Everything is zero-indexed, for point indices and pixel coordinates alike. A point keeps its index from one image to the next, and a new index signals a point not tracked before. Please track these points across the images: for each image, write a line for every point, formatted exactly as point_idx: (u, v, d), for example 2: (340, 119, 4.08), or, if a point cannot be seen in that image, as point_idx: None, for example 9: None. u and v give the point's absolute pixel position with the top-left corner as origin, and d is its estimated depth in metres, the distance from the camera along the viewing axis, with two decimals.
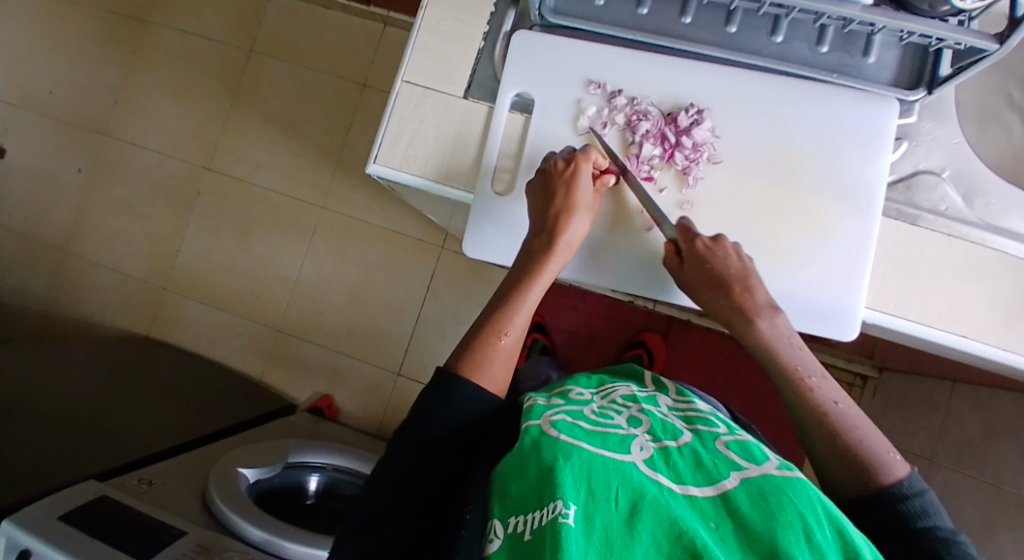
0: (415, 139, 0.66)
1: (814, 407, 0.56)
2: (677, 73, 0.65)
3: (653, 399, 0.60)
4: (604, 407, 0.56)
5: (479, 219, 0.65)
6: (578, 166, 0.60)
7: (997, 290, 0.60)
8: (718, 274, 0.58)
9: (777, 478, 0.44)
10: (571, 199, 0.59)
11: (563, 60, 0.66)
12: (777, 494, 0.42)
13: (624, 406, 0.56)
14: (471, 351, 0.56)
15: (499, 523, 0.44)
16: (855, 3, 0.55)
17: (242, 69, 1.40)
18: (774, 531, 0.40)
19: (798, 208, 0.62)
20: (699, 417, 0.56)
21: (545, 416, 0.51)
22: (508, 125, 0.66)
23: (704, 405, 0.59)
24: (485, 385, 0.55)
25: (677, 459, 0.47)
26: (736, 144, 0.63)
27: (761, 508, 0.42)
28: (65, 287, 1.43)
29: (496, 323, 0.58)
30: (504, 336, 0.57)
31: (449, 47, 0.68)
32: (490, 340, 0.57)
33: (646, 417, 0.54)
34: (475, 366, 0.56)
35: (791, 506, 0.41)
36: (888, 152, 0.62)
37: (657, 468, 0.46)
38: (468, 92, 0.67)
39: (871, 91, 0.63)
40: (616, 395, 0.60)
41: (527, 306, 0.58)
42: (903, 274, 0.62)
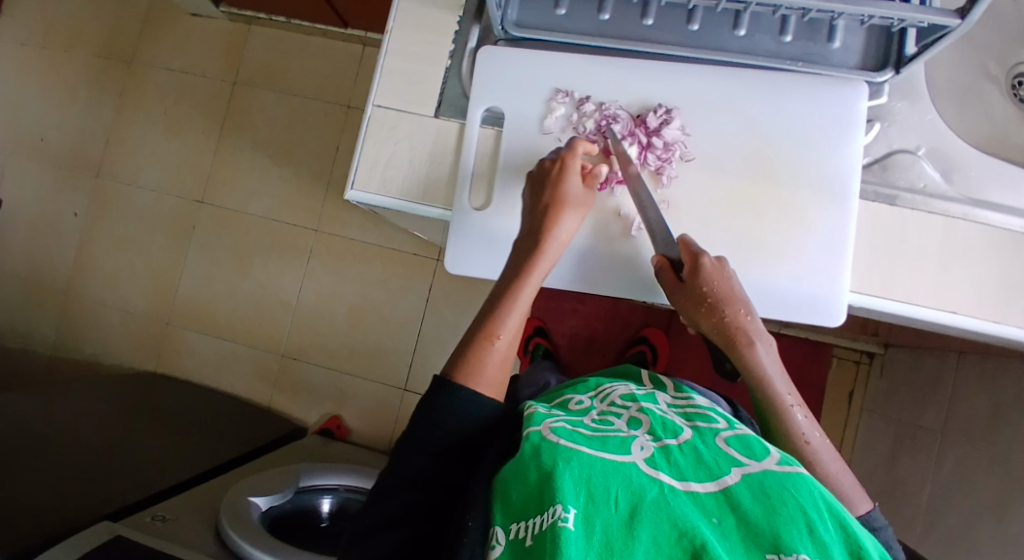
0: (390, 162, 0.67)
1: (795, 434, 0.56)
2: (645, 74, 0.65)
3: (652, 395, 0.57)
4: (603, 412, 0.54)
5: (458, 234, 0.65)
6: (568, 160, 0.60)
7: (980, 262, 0.60)
8: (719, 296, 0.58)
9: (778, 472, 0.43)
10: (561, 196, 0.59)
11: (532, 72, 0.67)
12: (778, 488, 0.41)
13: (623, 408, 0.54)
14: (467, 353, 0.56)
15: (501, 530, 0.43)
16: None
17: (229, 101, 1.42)
18: (776, 526, 0.39)
19: (774, 201, 0.62)
20: (699, 412, 0.53)
21: (544, 421, 0.50)
22: (481, 141, 0.67)
23: (704, 399, 0.56)
24: (482, 389, 0.55)
25: (678, 456, 0.45)
26: (707, 140, 0.63)
27: (763, 503, 0.41)
28: (72, 329, 1.45)
29: (489, 327, 0.57)
30: (497, 339, 0.56)
31: (417, 68, 0.68)
32: (482, 344, 0.56)
33: (645, 416, 0.52)
34: (471, 372, 0.55)
35: (793, 501, 0.40)
36: (860, 136, 0.62)
37: (658, 466, 0.44)
38: (439, 111, 0.68)
39: (838, 77, 0.63)
40: (615, 395, 0.58)
41: (519, 305, 0.58)
42: (884, 258, 0.61)
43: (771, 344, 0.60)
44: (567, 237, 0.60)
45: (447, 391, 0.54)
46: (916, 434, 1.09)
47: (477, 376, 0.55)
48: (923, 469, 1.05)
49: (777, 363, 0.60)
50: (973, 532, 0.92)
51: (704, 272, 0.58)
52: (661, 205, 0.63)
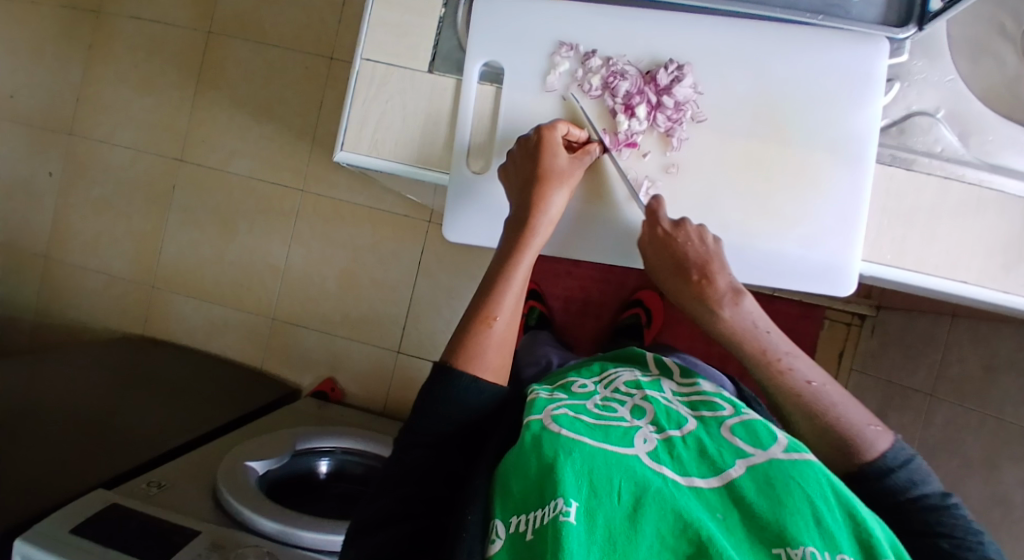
0: (382, 122, 0.63)
1: (788, 390, 0.55)
2: (652, 28, 0.61)
3: (656, 382, 0.57)
4: (606, 399, 0.53)
5: (456, 200, 0.62)
6: (545, 135, 0.58)
7: (991, 231, 0.58)
8: (679, 261, 0.57)
9: (785, 461, 0.43)
10: (542, 169, 0.57)
11: (530, 23, 0.63)
12: (784, 479, 0.42)
13: (626, 395, 0.53)
14: (461, 338, 0.54)
15: (500, 523, 0.42)
16: None
17: (204, 53, 1.34)
18: (782, 519, 0.40)
19: (787, 163, 0.60)
20: (704, 401, 0.52)
21: (546, 409, 0.48)
22: (479, 98, 0.63)
23: (709, 386, 0.55)
24: (482, 374, 0.53)
25: (682, 449, 0.45)
26: (719, 101, 0.60)
27: (768, 495, 0.41)
28: (56, 294, 1.41)
29: (484, 310, 0.55)
30: (494, 321, 0.55)
31: (409, 20, 0.64)
32: (480, 328, 0.54)
33: (650, 405, 0.50)
34: (469, 357, 0.53)
35: (798, 492, 0.41)
36: (879, 97, 0.59)
37: (661, 460, 0.44)
38: (432, 66, 0.63)
39: (859, 32, 0.59)
40: (619, 382, 0.56)
41: (513, 287, 0.56)
42: (897, 226, 0.60)
43: (742, 300, 0.57)
44: (557, 213, 0.59)
45: (444, 380, 0.52)
46: (905, 393, 1.11)
47: (478, 359, 0.53)
48: (912, 428, 1.07)
49: (757, 319, 0.58)
50: (961, 488, 0.95)
51: (660, 240, 0.58)
52: (670, 169, 0.60)
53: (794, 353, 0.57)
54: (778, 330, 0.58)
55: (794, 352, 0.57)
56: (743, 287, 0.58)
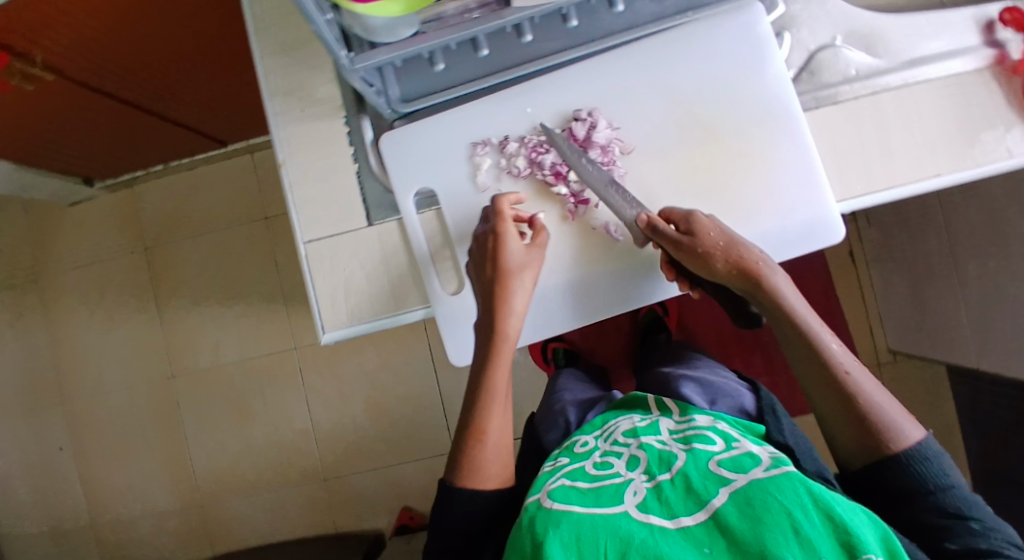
0: (350, 290, 0.62)
1: (832, 374, 0.54)
2: (551, 91, 0.62)
3: (654, 425, 0.61)
4: (605, 454, 0.59)
5: (449, 329, 0.62)
6: (501, 229, 0.56)
7: (919, 120, 0.60)
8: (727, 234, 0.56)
9: (763, 479, 0.48)
10: (503, 270, 0.56)
11: (444, 138, 0.63)
12: (762, 497, 0.46)
13: (624, 446, 0.59)
14: (459, 457, 0.57)
15: None
16: None
17: (151, 267, 1.35)
18: (761, 537, 0.44)
19: (728, 152, 0.60)
20: (697, 434, 0.57)
21: (544, 488, 0.54)
22: (425, 227, 0.63)
23: (704, 420, 0.60)
24: (482, 484, 0.57)
25: (668, 492, 0.51)
26: (638, 127, 0.61)
27: (747, 516, 0.46)
28: (116, 554, 1.39)
29: (474, 426, 0.57)
30: (485, 436, 0.57)
31: (327, 187, 0.63)
32: (473, 441, 0.57)
33: (644, 453, 0.56)
34: (469, 471, 0.57)
35: (776, 507, 0.45)
36: (777, 55, 0.60)
37: (648, 509, 0.49)
38: (371, 218, 0.62)
39: (728, 9, 0.61)
40: (618, 433, 0.62)
41: (495, 395, 0.57)
42: (847, 157, 0.61)
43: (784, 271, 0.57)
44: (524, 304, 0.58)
45: (450, 495, 0.56)
46: (928, 268, 1.11)
47: (477, 474, 0.56)
48: (951, 297, 1.06)
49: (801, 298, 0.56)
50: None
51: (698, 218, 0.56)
52: None
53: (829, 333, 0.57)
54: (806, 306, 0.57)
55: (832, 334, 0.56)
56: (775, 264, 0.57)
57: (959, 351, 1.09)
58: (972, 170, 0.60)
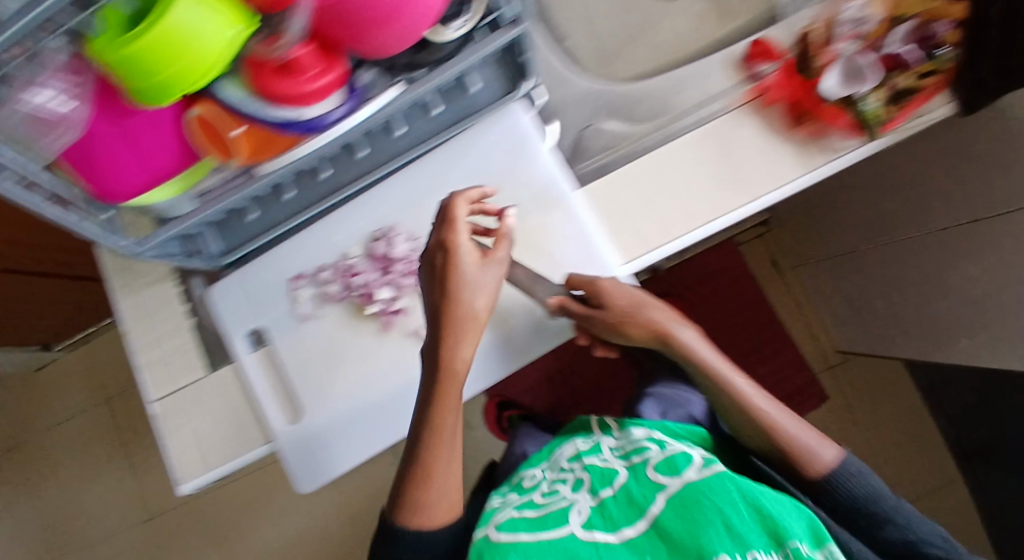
0: (199, 438, 0.64)
1: (760, 425, 0.57)
2: (353, 214, 0.64)
3: (596, 446, 0.61)
4: (551, 483, 0.58)
5: (291, 459, 0.61)
6: (452, 241, 0.51)
7: (722, 159, 0.59)
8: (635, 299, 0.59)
9: (699, 481, 0.47)
10: (450, 291, 0.51)
11: (260, 279, 0.65)
12: (695, 497, 0.46)
13: (569, 472, 0.59)
14: (409, 492, 0.56)
15: None
16: (395, 91, 0.52)
17: (24, 461, 1.28)
18: (698, 538, 0.44)
19: (517, 237, 0.63)
20: (635, 446, 0.56)
21: (490, 523, 0.53)
22: (258, 366, 0.64)
23: (640, 430, 0.59)
24: (428, 521, 0.55)
25: (612, 507, 0.50)
26: (432, 234, 0.64)
27: (683, 517, 0.46)
28: None
29: (427, 465, 0.56)
30: (434, 475, 0.55)
31: (169, 345, 0.66)
32: (420, 479, 0.55)
33: (587, 473, 0.56)
34: (414, 509, 0.55)
35: (709, 506, 0.45)
36: (541, 143, 0.64)
37: (592, 526, 0.50)
38: (209, 365, 0.65)
39: (496, 110, 0.63)
40: (563, 461, 0.62)
41: (417, 470, 0.55)
42: (637, 217, 0.61)
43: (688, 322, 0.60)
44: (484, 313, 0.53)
45: (394, 534, 0.56)
46: (845, 263, 1.10)
47: (422, 514, 0.55)
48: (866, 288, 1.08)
49: (701, 342, 0.59)
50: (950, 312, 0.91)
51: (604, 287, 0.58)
52: None
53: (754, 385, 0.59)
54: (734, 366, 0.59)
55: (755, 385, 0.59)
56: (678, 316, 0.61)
57: (893, 341, 1.08)
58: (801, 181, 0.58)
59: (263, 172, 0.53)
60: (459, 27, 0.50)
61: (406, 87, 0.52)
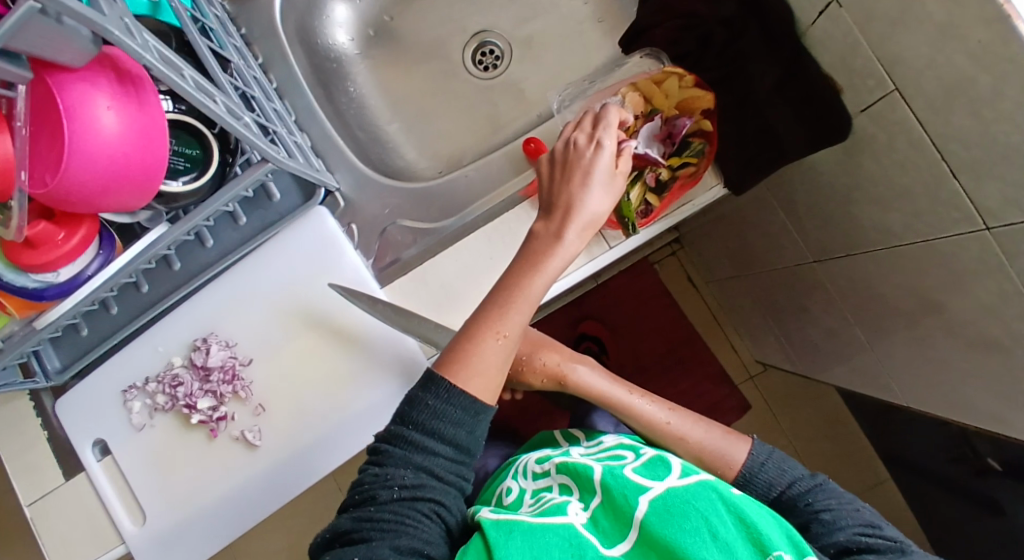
0: (60, 543, 0.70)
1: (671, 436, 0.65)
2: (173, 327, 0.68)
3: (565, 453, 0.63)
4: (535, 491, 0.58)
5: (144, 556, 0.68)
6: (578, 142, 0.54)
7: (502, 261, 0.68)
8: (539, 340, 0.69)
9: (679, 488, 0.47)
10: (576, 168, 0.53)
11: (96, 394, 0.70)
12: (680, 504, 0.45)
13: (547, 477, 0.59)
14: (459, 345, 0.51)
15: None
16: (164, 232, 0.55)
17: None
18: (681, 546, 0.43)
19: (330, 337, 0.67)
20: (612, 454, 0.59)
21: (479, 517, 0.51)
22: (108, 472, 0.70)
23: (610, 440, 0.66)
24: (471, 386, 0.50)
25: (602, 517, 0.49)
26: (249, 339, 0.68)
27: (671, 518, 0.45)
28: None
29: (491, 326, 0.52)
30: (501, 336, 0.52)
31: (30, 458, 0.71)
32: (488, 339, 0.51)
33: (568, 476, 0.55)
34: (463, 366, 0.51)
35: (693, 512, 0.45)
36: (345, 244, 0.68)
37: (588, 530, 0.48)
38: (66, 474, 0.71)
39: (299, 214, 0.69)
40: (535, 467, 0.63)
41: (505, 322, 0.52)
42: (432, 314, 0.68)
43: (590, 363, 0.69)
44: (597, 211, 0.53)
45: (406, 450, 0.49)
46: (736, 282, 1.13)
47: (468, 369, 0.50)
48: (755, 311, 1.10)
49: (603, 377, 0.68)
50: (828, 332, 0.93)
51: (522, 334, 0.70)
52: (258, 410, 0.67)
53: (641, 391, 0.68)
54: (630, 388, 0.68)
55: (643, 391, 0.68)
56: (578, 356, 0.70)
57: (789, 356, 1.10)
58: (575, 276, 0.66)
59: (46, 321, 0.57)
60: (187, 182, 0.58)
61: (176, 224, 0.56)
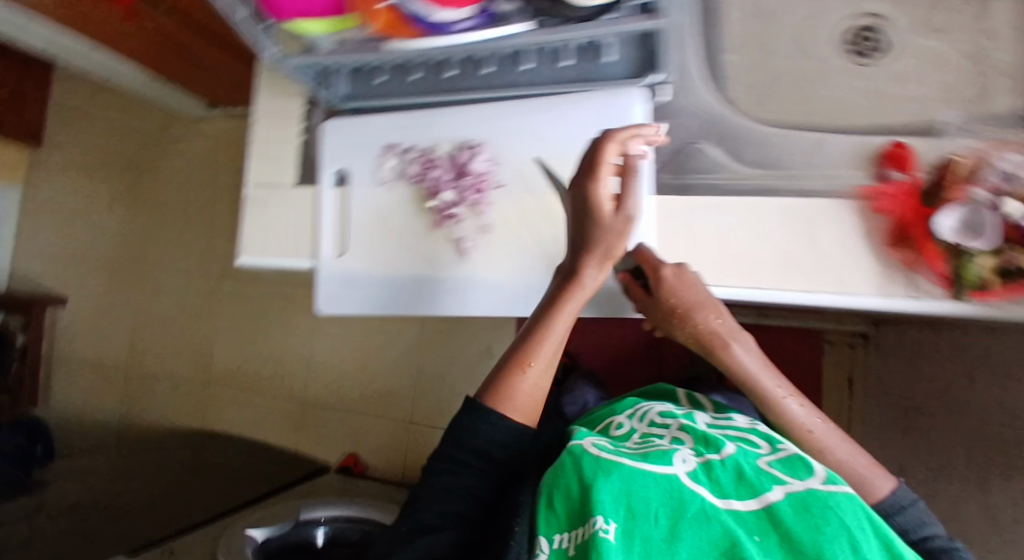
0: (268, 230, 0.79)
1: (803, 433, 0.61)
2: (456, 118, 0.73)
3: (692, 416, 0.64)
4: (646, 434, 0.61)
5: (325, 282, 0.77)
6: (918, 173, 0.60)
7: (801, 243, 0.61)
8: (691, 301, 0.61)
9: (822, 491, 0.47)
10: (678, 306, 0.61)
11: (365, 136, 0.76)
12: (822, 507, 0.46)
13: (664, 427, 0.61)
14: (497, 378, 0.60)
15: (544, 540, 0.50)
16: (524, 34, 0.59)
17: (219, 187, 1.60)
18: (818, 544, 0.44)
19: (574, 209, 0.68)
20: (739, 434, 0.58)
21: (586, 441, 0.57)
22: (332, 200, 0.77)
23: (742, 419, 0.64)
24: (511, 414, 0.59)
25: (720, 472, 0.50)
26: (509, 166, 0.71)
27: (805, 519, 0.45)
28: (130, 404, 1.66)
29: (522, 356, 0.60)
30: (528, 368, 0.59)
31: (280, 150, 0.79)
32: (515, 371, 0.59)
33: (688, 434, 0.57)
34: (500, 396, 0.59)
35: (835, 518, 0.45)
36: (640, 138, 0.65)
37: (699, 481, 0.49)
38: (299, 180, 0.79)
39: (612, 88, 0.67)
40: (655, 414, 0.66)
41: (552, 331, 0.59)
42: (683, 249, 0.65)
43: (750, 343, 0.63)
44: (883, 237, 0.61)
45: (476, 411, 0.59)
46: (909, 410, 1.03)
47: (506, 401, 0.59)
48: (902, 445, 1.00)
49: (759, 359, 0.63)
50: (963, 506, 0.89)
51: (666, 282, 0.61)
52: (484, 230, 0.71)
53: (794, 390, 0.63)
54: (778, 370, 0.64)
55: (796, 392, 0.63)
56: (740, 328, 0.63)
57: None
58: (869, 301, 0.60)
59: (388, 48, 0.63)
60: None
61: (536, 33, 0.60)
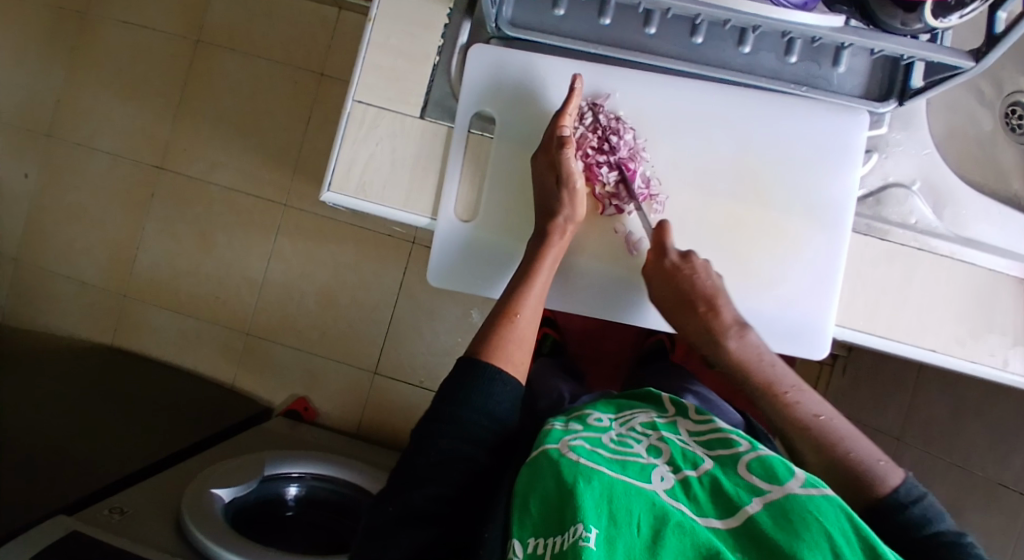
0: (372, 164, 0.62)
1: (799, 424, 0.58)
2: (645, 86, 0.63)
3: (673, 424, 0.56)
4: (621, 433, 0.53)
5: (442, 247, 0.64)
6: None
7: (979, 314, 0.61)
8: (686, 293, 0.60)
9: (802, 495, 0.44)
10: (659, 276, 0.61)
11: (529, 76, 0.63)
12: (802, 513, 0.42)
13: (642, 433, 0.54)
14: (492, 329, 0.58)
15: (517, 543, 0.43)
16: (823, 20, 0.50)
17: (190, 62, 1.32)
18: (799, 549, 0.40)
19: (765, 225, 0.62)
20: (720, 438, 0.53)
21: (563, 439, 0.50)
22: (468, 146, 0.63)
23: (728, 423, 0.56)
24: (507, 367, 0.56)
25: (697, 488, 0.46)
26: (701, 159, 0.62)
27: (786, 528, 0.41)
28: (25, 299, 1.36)
29: (509, 307, 0.59)
30: (517, 318, 0.58)
31: (402, 65, 0.63)
32: (503, 322, 0.58)
33: (666, 445, 0.51)
34: (496, 350, 0.57)
35: (816, 525, 0.41)
36: (858, 165, 0.62)
37: (678, 498, 0.45)
38: (424, 112, 0.63)
39: (840, 102, 0.62)
40: (636, 420, 0.56)
41: (533, 293, 0.59)
42: (872, 291, 0.62)
43: (746, 334, 0.61)
44: None
45: (476, 369, 0.55)
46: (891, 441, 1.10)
47: (503, 354, 0.57)
48: None
49: (755, 348, 0.61)
50: None
51: (667, 270, 0.60)
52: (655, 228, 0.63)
53: (797, 385, 0.60)
54: (782, 363, 0.62)
55: (798, 386, 0.60)
56: (746, 322, 0.62)
57: None
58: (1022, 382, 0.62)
59: None
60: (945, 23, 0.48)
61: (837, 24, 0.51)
